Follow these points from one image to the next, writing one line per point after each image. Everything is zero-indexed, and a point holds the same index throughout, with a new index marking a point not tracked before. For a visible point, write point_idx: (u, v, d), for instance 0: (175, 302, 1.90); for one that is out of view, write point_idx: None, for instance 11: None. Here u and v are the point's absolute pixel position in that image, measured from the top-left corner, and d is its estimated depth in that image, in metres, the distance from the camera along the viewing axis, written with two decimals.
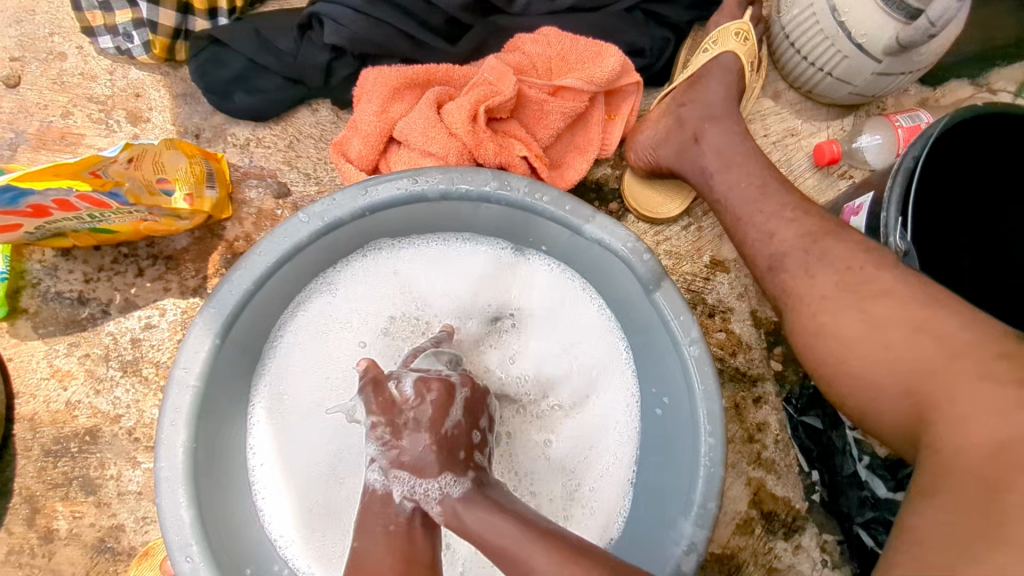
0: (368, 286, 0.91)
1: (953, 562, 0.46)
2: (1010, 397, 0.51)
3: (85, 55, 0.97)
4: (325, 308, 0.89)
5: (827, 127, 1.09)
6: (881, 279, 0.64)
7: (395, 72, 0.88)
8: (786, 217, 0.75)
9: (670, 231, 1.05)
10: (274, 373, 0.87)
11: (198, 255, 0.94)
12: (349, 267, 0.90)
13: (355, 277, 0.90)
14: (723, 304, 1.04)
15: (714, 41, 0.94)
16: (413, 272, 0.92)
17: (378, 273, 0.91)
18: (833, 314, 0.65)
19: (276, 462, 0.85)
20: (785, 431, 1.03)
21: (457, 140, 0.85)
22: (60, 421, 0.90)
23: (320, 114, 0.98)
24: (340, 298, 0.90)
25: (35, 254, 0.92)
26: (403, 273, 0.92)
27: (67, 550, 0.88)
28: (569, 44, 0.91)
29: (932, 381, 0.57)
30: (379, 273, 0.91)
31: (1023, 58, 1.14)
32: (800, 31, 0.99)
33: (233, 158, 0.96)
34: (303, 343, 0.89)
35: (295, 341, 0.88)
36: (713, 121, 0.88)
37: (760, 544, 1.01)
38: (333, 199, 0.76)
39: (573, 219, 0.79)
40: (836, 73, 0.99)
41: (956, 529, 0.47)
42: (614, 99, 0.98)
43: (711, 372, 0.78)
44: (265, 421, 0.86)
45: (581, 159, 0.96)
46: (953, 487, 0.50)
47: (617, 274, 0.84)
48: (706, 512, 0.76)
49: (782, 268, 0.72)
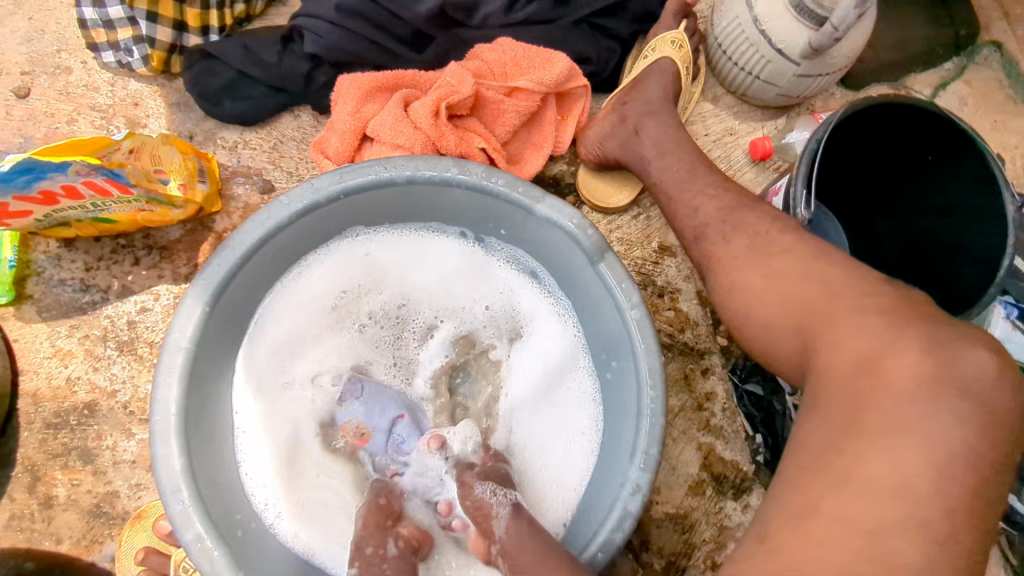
0: (341, 272, 0.98)
1: (825, 455, 0.59)
2: (872, 325, 0.62)
3: (89, 69, 1.07)
4: (306, 295, 0.97)
5: (762, 127, 1.20)
6: (782, 241, 0.75)
7: (368, 77, 0.99)
8: (709, 194, 0.87)
9: (621, 220, 1.15)
10: (257, 355, 0.95)
11: (189, 245, 1.04)
12: (325, 254, 0.97)
13: (332, 266, 0.98)
14: (671, 285, 1.14)
15: (652, 48, 1.07)
16: (387, 265, 1.01)
17: (354, 263, 0.99)
18: (742, 272, 0.76)
19: (261, 436, 0.93)
20: (731, 399, 1.12)
21: (421, 133, 0.97)
22: (61, 396, 0.99)
23: (301, 119, 1.08)
24: (319, 287, 0.98)
25: (40, 246, 1.02)
26: (378, 266, 1.00)
27: (65, 514, 0.96)
28: (522, 52, 1.02)
29: (816, 317, 0.67)
30: (356, 265, 0.99)
31: (936, 64, 1.26)
32: (730, 40, 1.10)
33: (222, 159, 1.06)
34: (285, 327, 0.96)
35: (276, 325, 0.96)
36: (652, 115, 0.99)
37: (711, 504, 1.10)
38: (313, 184, 0.85)
39: (525, 200, 0.88)
40: (763, 76, 1.10)
41: (830, 433, 0.59)
42: (566, 102, 1.10)
43: (650, 333, 0.87)
44: (249, 398, 0.93)
45: (537, 155, 1.07)
46: (830, 404, 0.61)
47: (567, 251, 0.92)
48: (649, 457, 0.83)
49: (704, 237, 0.83)
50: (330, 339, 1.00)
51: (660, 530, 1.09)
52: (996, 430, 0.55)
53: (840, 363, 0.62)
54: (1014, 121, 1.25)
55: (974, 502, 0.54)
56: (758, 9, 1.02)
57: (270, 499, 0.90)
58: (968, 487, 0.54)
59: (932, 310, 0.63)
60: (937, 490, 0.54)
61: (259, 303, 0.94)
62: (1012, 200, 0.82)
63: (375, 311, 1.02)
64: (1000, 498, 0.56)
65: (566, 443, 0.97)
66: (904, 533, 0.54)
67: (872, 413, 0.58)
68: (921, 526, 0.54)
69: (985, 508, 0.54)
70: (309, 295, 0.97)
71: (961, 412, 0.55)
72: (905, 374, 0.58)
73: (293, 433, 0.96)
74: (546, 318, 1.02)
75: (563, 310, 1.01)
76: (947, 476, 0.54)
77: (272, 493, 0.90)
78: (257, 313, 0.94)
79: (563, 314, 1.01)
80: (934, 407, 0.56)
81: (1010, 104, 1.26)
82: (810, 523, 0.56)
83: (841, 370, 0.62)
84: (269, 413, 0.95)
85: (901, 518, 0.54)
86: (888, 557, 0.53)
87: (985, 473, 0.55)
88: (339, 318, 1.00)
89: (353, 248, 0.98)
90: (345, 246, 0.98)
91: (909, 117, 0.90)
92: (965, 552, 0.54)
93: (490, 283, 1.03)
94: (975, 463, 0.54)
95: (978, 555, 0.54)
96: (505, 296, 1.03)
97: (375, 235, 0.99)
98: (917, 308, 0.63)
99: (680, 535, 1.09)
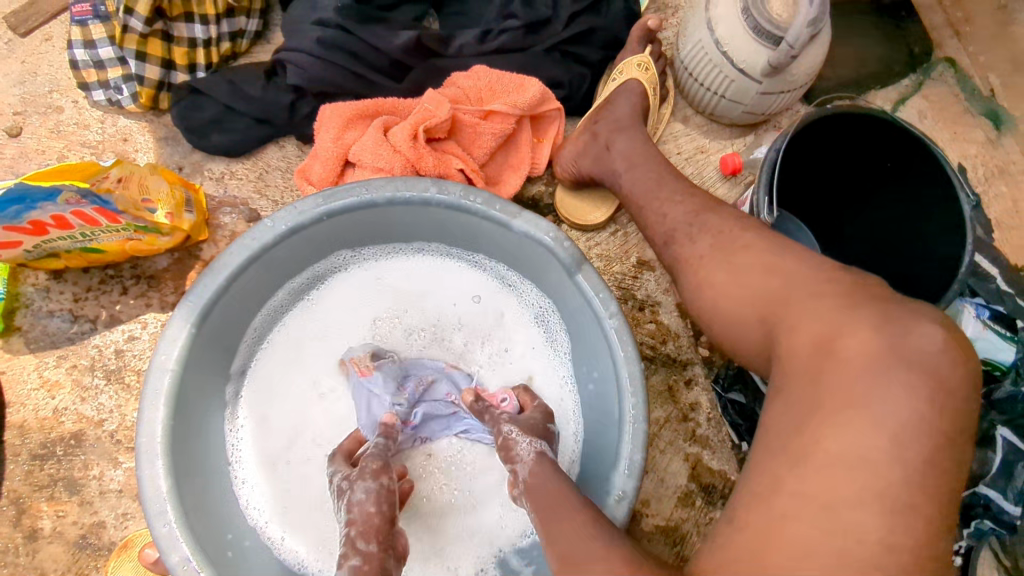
0: (340, 294, 1.03)
1: (788, 434, 0.62)
2: (833, 317, 0.65)
3: (80, 107, 1.11)
4: (304, 316, 1.02)
5: (730, 144, 1.25)
6: (746, 241, 0.79)
7: (349, 105, 1.04)
8: (676, 201, 0.90)
9: (600, 237, 1.16)
10: (259, 371, 0.99)
11: (177, 274, 1.06)
12: (322, 277, 1.02)
13: (331, 286, 1.03)
14: (651, 299, 1.15)
15: (619, 72, 1.12)
16: (381, 287, 1.04)
17: (351, 285, 1.03)
18: (709, 272, 0.79)
19: (254, 446, 0.96)
20: (716, 409, 1.12)
21: (400, 155, 1.02)
22: (47, 427, 0.99)
23: (285, 149, 1.12)
24: (320, 308, 1.02)
25: (30, 278, 1.04)
26: (373, 288, 1.04)
27: (51, 547, 0.96)
28: (496, 78, 1.09)
29: (773, 309, 0.71)
30: (353, 287, 1.03)
31: (895, 80, 1.30)
32: (695, 62, 1.15)
33: (210, 190, 1.09)
34: (287, 345, 1.01)
35: (278, 342, 1.01)
36: (623, 131, 1.04)
37: (701, 515, 1.08)
38: (297, 207, 0.87)
39: (502, 216, 0.90)
40: (728, 94, 1.14)
41: (789, 414, 0.64)
42: (541, 125, 1.15)
43: (630, 340, 0.86)
44: (246, 411, 0.98)
45: (515, 175, 1.12)
46: (793, 388, 0.65)
47: (546, 263, 0.93)
48: (633, 463, 0.82)
49: (673, 242, 0.87)
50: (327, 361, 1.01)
51: (652, 544, 1.06)
52: (946, 400, 0.59)
53: (798, 349, 0.67)
54: (972, 132, 1.29)
55: (929, 472, 0.57)
56: (718, 32, 1.07)
57: (262, 503, 0.94)
58: (922, 458, 0.57)
59: (884, 298, 0.67)
60: (892, 461, 0.57)
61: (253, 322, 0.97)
62: (966, 200, 0.87)
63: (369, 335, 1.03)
64: (956, 469, 0.59)
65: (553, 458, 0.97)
66: (864, 505, 0.57)
67: (828, 392, 0.62)
68: (880, 497, 0.57)
69: (942, 477, 0.58)
70: (308, 319, 1.02)
71: (911, 384, 0.59)
72: (857, 354, 0.62)
73: (284, 451, 0.97)
74: (537, 336, 1.02)
75: (554, 330, 1.02)
76: (899, 442, 0.58)
77: (262, 500, 0.94)
78: (257, 332, 0.98)
79: (552, 330, 1.02)
80: (882, 382, 0.60)
81: (967, 117, 1.29)
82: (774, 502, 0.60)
83: (800, 356, 0.66)
84: (264, 429, 0.97)
85: (861, 491, 0.57)
86: (849, 530, 0.57)
87: (938, 444, 0.58)
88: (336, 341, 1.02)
89: (349, 271, 1.03)
90: (342, 267, 1.02)
91: (867, 130, 0.96)
92: (923, 521, 0.57)
93: (482, 305, 1.04)
94: (927, 435, 0.58)
95: (938, 524, 0.57)
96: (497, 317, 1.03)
97: (368, 254, 1.03)
98: (868, 292, 0.67)
99: (673, 548, 1.06)
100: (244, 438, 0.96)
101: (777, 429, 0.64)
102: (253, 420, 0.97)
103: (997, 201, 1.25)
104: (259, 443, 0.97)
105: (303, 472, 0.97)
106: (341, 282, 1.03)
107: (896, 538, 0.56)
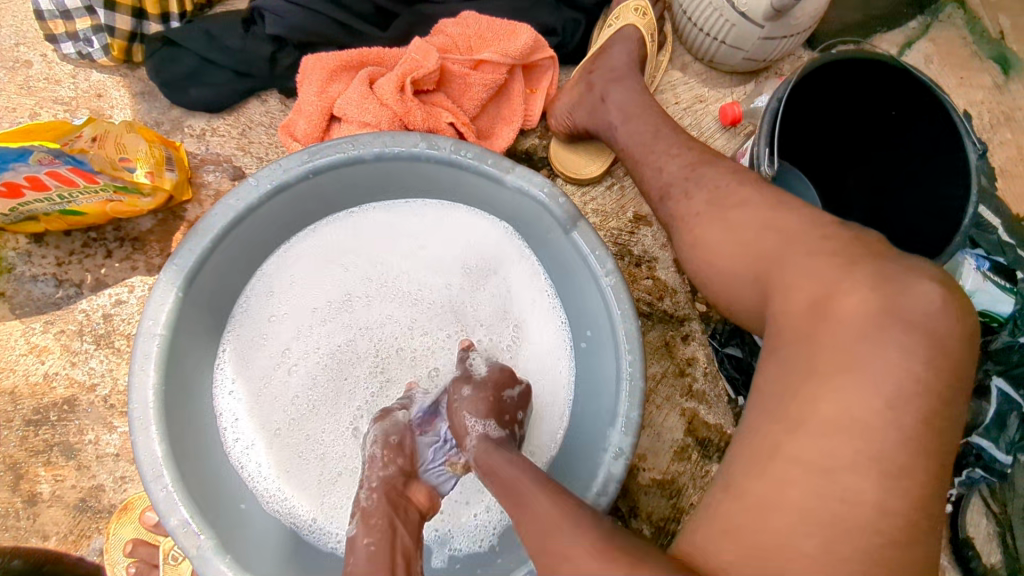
0: (340, 243, 0.98)
1: (779, 397, 0.62)
2: (827, 276, 0.64)
3: (49, 61, 1.06)
4: (303, 264, 0.97)
5: (730, 93, 1.21)
6: (743, 193, 0.76)
7: (332, 56, 1.00)
8: (672, 153, 0.87)
9: (595, 191, 1.13)
10: (258, 323, 0.96)
11: (162, 235, 1.03)
12: (322, 228, 0.98)
13: (334, 235, 0.98)
14: (648, 255, 1.12)
15: (615, 17, 1.07)
16: (383, 238, 0.99)
17: (352, 236, 0.99)
18: (707, 226, 0.77)
19: (247, 397, 0.94)
20: (713, 364, 1.11)
21: (388, 109, 0.99)
22: (39, 393, 0.98)
23: (268, 104, 1.07)
24: (323, 256, 0.98)
25: (10, 242, 1.01)
26: (379, 239, 0.99)
27: (51, 511, 0.96)
28: (486, 25, 1.05)
29: (769, 265, 0.69)
30: (358, 236, 0.99)
31: (901, 23, 1.25)
32: (694, 7, 1.09)
33: (191, 147, 1.05)
34: (291, 297, 0.97)
35: (275, 288, 0.97)
36: (618, 81, 0.99)
37: (697, 469, 1.09)
38: (279, 165, 0.83)
39: (495, 171, 0.86)
40: (728, 41, 1.09)
41: (782, 374, 0.63)
42: (534, 75, 1.11)
43: (626, 295, 0.84)
44: (237, 358, 0.95)
45: (507, 128, 1.09)
46: (785, 346, 0.64)
47: (541, 221, 0.91)
48: (630, 421, 0.81)
49: (669, 195, 0.84)
50: (331, 312, 0.97)
51: (648, 496, 1.08)
52: (942, 360, 0.58)
53: (792, 305, 0.65)
54: (978, 77, 1.24)
55: (920, 432, 0.57)
56: None
57: (254, 454, 0.93)
58: (921, 420, 0.57)
59: (887, 253, 0.65)
60: (889, 424, 0.57)
61: (255, 270, 0.96)
62: (973, 150, 0.85)
63: (373, 290, 0.98)
64: (950, 430, 0.58)
65: (538, 428, 0.95)
66: (857, 466, 0.57)
67: (818, 349, 0.61)
68: (876, 460, 0.56)
69: (936, 440, 0.57)
70: (307, 268, 0.97)
71: (909, 345, 0.58)
72: (854, 311, 0.61)
73: (279, 403, 0.95)
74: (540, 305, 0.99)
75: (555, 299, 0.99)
76: (895, 405, 0.57)
77: (256, 452, 0.93)
78: (257, 281, 0.96)
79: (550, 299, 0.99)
80: (883, 343, 0.58)
81: (974, 61, 1.25)
82: (769, 465, 0.60)
83: (799, 310, 0.64)
84: (256, 380, 0.95)
85: (859, 454, 0.57)
86: (849, 494, 0.57)
87: (935, 403, 0.57)
88: (337, 292, 0.97)
89: (352, 222, 0.99)
90: (342, 217, 0.98)
91: (874, 75, 0.92)
92: (917, 483, 0.56)
93: (491, 267, 0.99)
94: (923, 396, 0.57)
95: (933, 486, 0.57)
96: (505, 282, 0.99)
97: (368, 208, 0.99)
98: (869, 247, 0.65)
99: (668, 500, 1.08)
100: (235, 385, 0.94)
101: (770, 390, 0.63)
102: (246, 369, 0.95)
103: (1002, 149, 1.22)
104: (250, 393, 0.94)
105: (295, 427, 0.94)
106: (342, 233, 0.98)
107: (893, 500, 0.56)
